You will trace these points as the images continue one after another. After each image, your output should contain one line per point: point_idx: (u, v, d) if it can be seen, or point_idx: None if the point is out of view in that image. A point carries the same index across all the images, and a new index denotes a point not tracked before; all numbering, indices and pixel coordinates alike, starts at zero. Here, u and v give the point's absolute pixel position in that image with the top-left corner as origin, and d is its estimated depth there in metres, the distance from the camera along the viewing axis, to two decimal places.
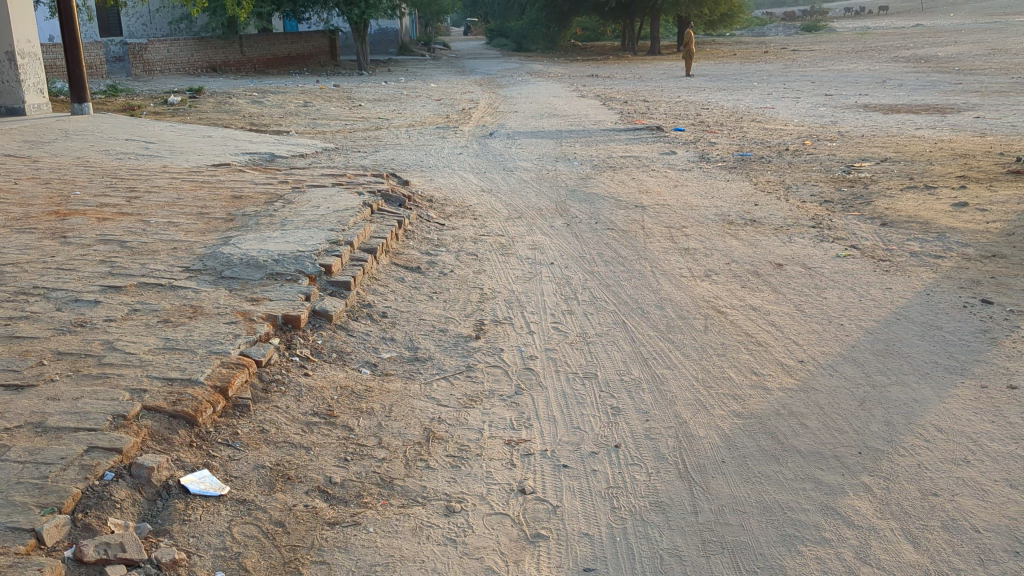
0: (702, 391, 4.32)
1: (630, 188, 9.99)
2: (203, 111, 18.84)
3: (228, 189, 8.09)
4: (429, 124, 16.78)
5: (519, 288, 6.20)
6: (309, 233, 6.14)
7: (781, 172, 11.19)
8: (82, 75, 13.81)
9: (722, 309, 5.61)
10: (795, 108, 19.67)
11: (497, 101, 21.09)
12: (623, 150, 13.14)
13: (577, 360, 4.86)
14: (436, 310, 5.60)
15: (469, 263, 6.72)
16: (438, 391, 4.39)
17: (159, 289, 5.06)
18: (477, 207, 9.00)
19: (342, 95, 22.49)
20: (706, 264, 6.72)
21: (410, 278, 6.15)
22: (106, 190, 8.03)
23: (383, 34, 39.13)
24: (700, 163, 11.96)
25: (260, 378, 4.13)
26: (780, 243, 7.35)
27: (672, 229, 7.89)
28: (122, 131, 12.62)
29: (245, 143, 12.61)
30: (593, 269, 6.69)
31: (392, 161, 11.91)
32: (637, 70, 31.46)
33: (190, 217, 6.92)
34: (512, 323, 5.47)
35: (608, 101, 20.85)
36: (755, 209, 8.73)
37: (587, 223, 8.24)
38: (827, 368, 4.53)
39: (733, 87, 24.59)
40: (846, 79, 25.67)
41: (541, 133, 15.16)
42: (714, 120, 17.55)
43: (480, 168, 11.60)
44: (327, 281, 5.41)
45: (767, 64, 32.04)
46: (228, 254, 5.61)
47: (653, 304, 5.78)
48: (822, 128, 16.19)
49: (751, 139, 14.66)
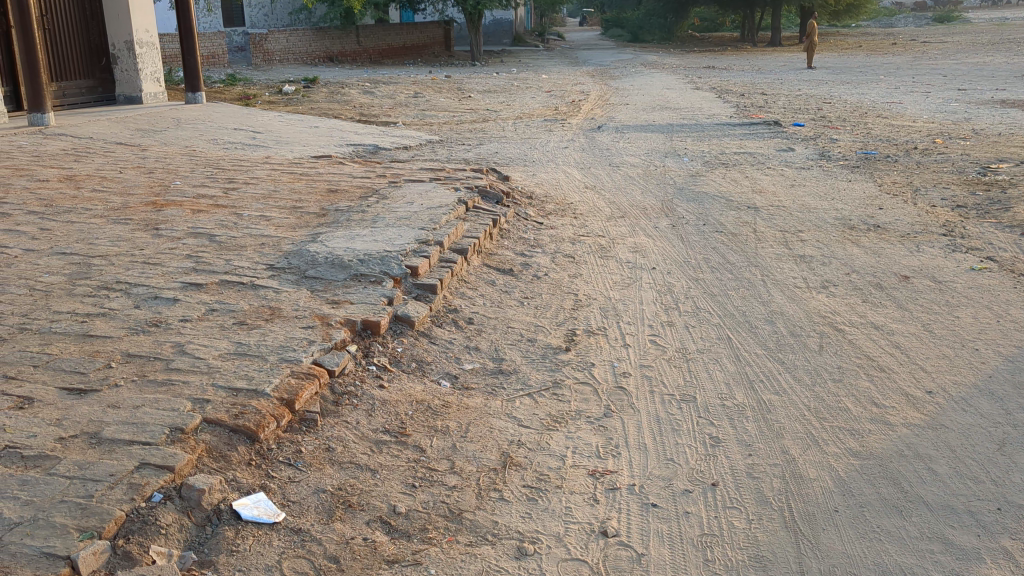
0: (813, 423, 3.87)
1: (743, 187, 9.45)
2: (315, 101, 18.98)
3: (324, 182, 7.96)
4: (536, 117, 16.49)
5: (617, 295, 5.82)
6: (399, 231, 5.90)
7: (910, 172, 10.45)
8: (196, 63, 14.01)
9: (839, 327, 5.11)
10: (925, 103, 18.59)
11: (608, 92, 20.62)
12: (737, 146, 12.55)
13: (675, 379, 4.46)
14: (526, 317, 5.27)
15: (565, 266, 6.38)
16: (520, 410, 4.07)
17: (240, 288, 4.89)
18: (579, 204, 8.64)
19: (453, 86, 22.40)
20: (822, 274, 6.19)
21: (501, 282, 5.84)
22: (205, 181, 8.00)
23: (497, 24, 39.05)
24: (821, 161, 11.29)
25: (331, 390, 3.88)
26: (906, 252, 6.75)
27: (787, 233, 7.37)
28: (232, 121, 12.73)
29: (351, 134, 12.57)
30: (698, 276, 6.25)
31: (496, 155, 11.65)
32: (756, 61, 30.44)
33: (282, 211, 6.78)
34: (606, 334, 5.10)
35: (723, 94, 20.12)
36: (879, 213, 8.11)
37: (694, 224, 7.78)
38: (959, 401, 4.01)
39: (857, 81, 23.45)
40: (982, 73, 24.17)
41: (652, 126, 14.67)
42: (836, 115, 16.69)
43: (586, 162, 11.22)
44: (412, 283, 5.15)
45: (896, 56, 30.55)
46: (313, 252, 5.41)
47: (762, 318, 5.32)
48: (955, 126, 15.17)
49: (876, 135, 13.84)
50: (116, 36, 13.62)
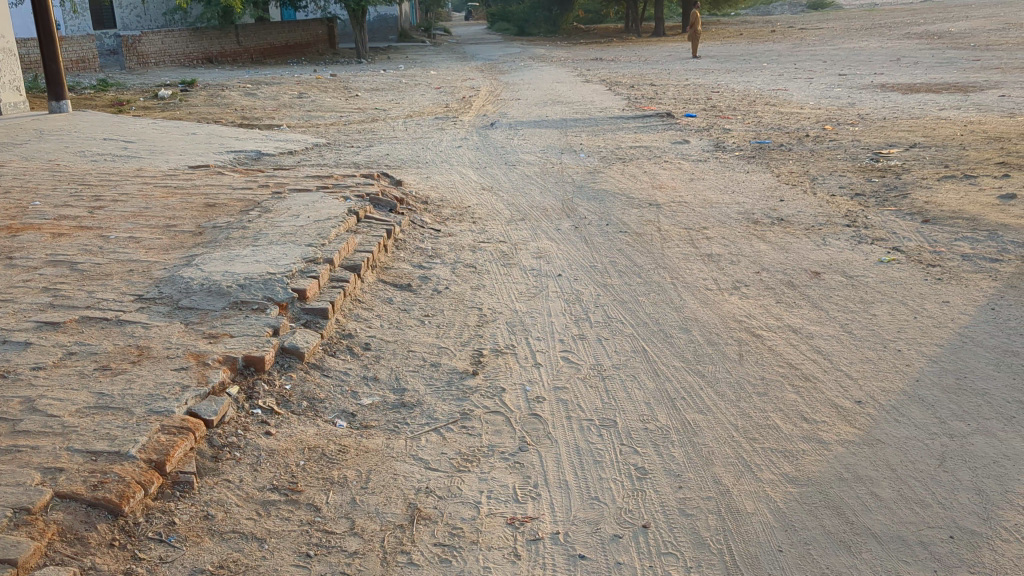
0: (743, 446, 3.60)
1: (643, 182, 9.25)
2: (194, 105, 18.07)
3: (202, 195, 7.36)
4: (427, 115, 16.04)
5: (522, 307, 5.47)
6: (284, 249, 5.40)
7: (804, 160, 10.44)
8: (59, 69, 13.05)
9: (757, 332, 4.88)
10: (809, 89, 18.89)
11: (499, 88, 20.30)
12: (632, 139, 12.39)
13: (592, 401, 4.13)
14: (427, 338, 4.87)
15: (466, 277, 6.00)
16: (426, 449, 3.68)
17: (104, 325, 4.33)
18: (477, 207, 8.26)
19: (339, 85, 21.72)
20: (733, 274, 5.98)
21: (398, 299, 5.42)
22: (69, 199, 7.30)
23: (382, 20, 38.34)
24: (717, 152, 11.19)
25: (210, 444, 3.41)
26: (813, 245, 6.61)
27: (692, 230, 7.16)
28: (101, 130, 11.89)
29: (232, 140, 11.90)
30: (606, 281, 5.96)
31: (387, 157, 11.18)
32: (643, 52, 30.64)
33: (154, 231, 6.18)
34: (515, 353, 4.74)
35: (613, 86, 20.05)
36: (781, 205, 7.99)
37: (597, 225, 7.51)
38: (892, 412, 3.81)
39: (741, 69, 23.75)
40: (858, 58, 24.81)
41: (545, 121, 14.41)
42: (726, 104, 16.76)
43: (480, 162, 10.86)
44: (300, 308, 4.68)
45: (776, 43, 31.18)
46: (188, 279, 4.88)
47: (677, 325, 5.05)
48: (841, 111, 15.39)
49: (767, 124, 13.90)
50: None
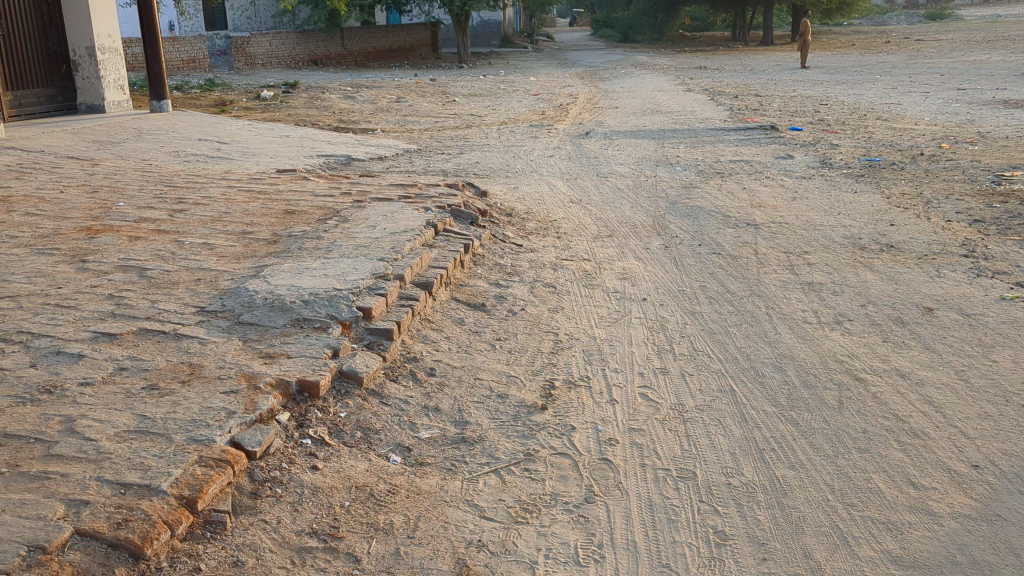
0: (839, 513, 3.19)
1: (741, 200, 8.76)
2: (294, 107, 18.22)
3: (283, 201, 7.23)
4: (522, 122, 15.79)
5: (602, 334, 5.12)
6: (355, 262, 5.18)
7: (917, 181, 9.80)
8: (161, 70, 13.25)
9: (859, 375, 4.43)
10: (924, 103, 17.98)
11: (597, 95, 19.91)
12: (732, 153, 11.88)
13: (670, 447, 3.77)
14: (497, 365, 4.57)
15: (545, 298, 5.68)
16: (482, 493, 3.37)
17: (160, 339, 4.15)
18: (563, 221, 7.94)
19: (437, 90, 21.69)
20: (834, 306, 5.51)
21: (470, 320, 5.13)
22: (153, 201, 7.25)
23: (485, 26, 38.38)
24: (822, 169, 10.61)
25: (250, 479, 3.17)
26: (925, 277, 6.07)
27: (791, 255, 6.70)
28: (198, 130, 11.99)
29: (323, 143, 11.86)
30: (694, 308, 5.56)
31: (476, 165, 10.94)
32: (749, 61, 29.84)
33: (229, 238, 6.04)
34: (590, 386, 4.39)
35: (716, 95, 19.46)
36: (890, 230, 7.44)
37: (688, 245, 7.10)
38: (1014, 481, 3.35)
39: (852, 81, 22.82)
40: (979, 71, 23.57)
41: (642, 131, 13.99)
42: (834, 118, 16.02)
43: (571, 172, 10.54)
44: (364, 328, 4.43)
45: (891, 55, 29.98)
46: (252, 292, 4.68)
47: (770, 362, 4.64)
48: (958, 129, 14.53)
49: (878, 140, 13.20)
50: (77, 42, 12.84)
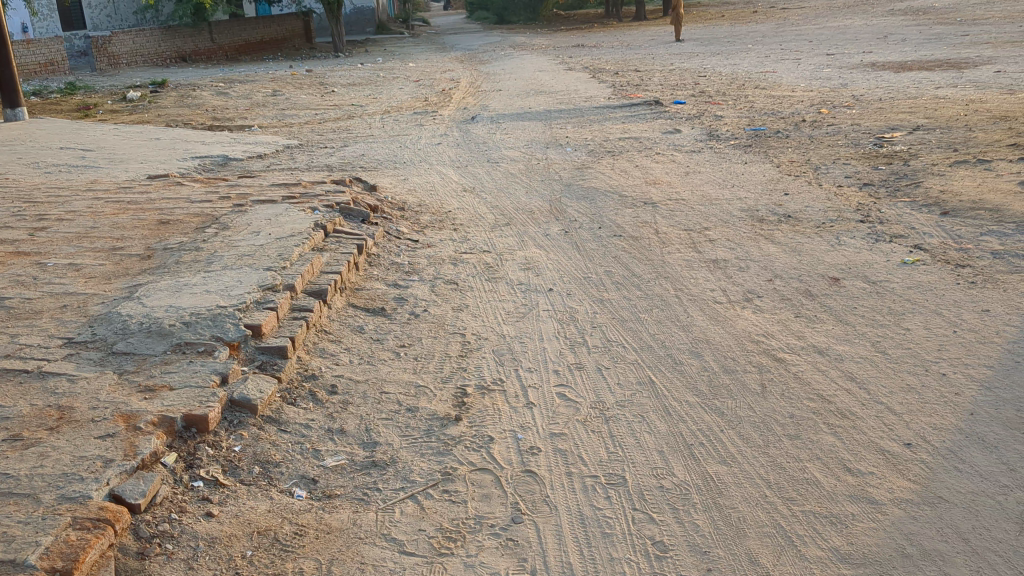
0: (779, 511, 3.04)
1: (635, 178, 8.64)
2: (163, 107, 17.33)
3: (157, 211, 6.72)
4: (405, 110, 15.40)
5: (511, 331, 4.86)
6: (239, 274, 4.78)
7: (804, 148, 9.86)
8: (12, 76, 12.34)
9: (778, 356, 4.30)
10: (798, 70, 18.32)
11: (479, 79, 19.61)
12: (620, 130, 11.78)
13: (595, 450, 3.54)
14: (403, 375, 4.26)
15: (447, 297, 5.39)
16: (400, 525, 3.07)
17: (23, 379, 3.70)
18: (458, 212, 7.65)
19: (314, 81, 21.02)
20: (742, 283, 5.39)
21: (370, 328, 4.80)
22: (10, 219, 6.64)
23: (359, 13, 37.57)
24: (710, 142, 10.60)
25: (136, 537, 2.81)
26: (827, 246, 6.03)
27: (693, 232, 6.58)
28: (59, 138, 11.21)
29: (196, 144, 11.25)
30: (602, 296, 5.36)
31: (362, 157, 10.54)
32: (626, 37, 30.01)
33: (98, 256, 5.54)
34: (504, 390, 4.13)
35: (597, 73, 19.42)
36: (785, 199, 7.41)
37: (588, 228, 6.91)
38: (949, 457, 3.27)
39: (727, 52, 23.13)
40: (845, 36, 24.23)
41: (528, 113, 13.78)
42: (715, 89, 16.14)
43: (461, 160, 10.24)
44: (254, 347, 4.06)
45: (760, 24, 30.61)
46: (126, 316, 4.25)
47: (686, 349, 4.47)
48: (834, 93, 14.81)
49: (760, 109, 13.33)
50: None
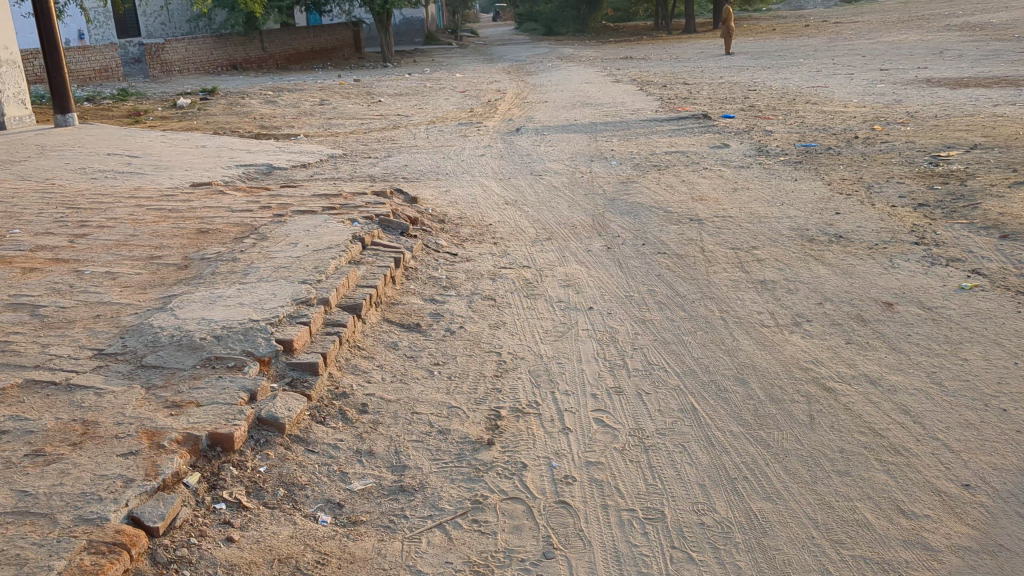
0: (828, 555, 2.88)
1: (681, 194, 8.46)
2: (212, 115, 17.47)
3: (197, 219, 6.68)
4: (450, 120, 15.35)
5: (549, 351, 4.73)
6: (273, 286, 4.70)
7: (856, 166, 9.61)
8: (64, 82, 12.49)
9: (828, 384, 4.11)
10: (851, 86, 17.97)
11: (526, 90, 19.53)
12: (667, 144, 11.59)
13: (633, 482, 3.39)
14: (436, 395, 4.14)
15: (485, 313, 5.27)
16: (426, 556, 2.95)
17: (51, 391, 3.64)
18: (499, 225, 7.53)
19: (361, 90, 21.09)
20: (790, 306, 5.20)
21: (404, 344, 4.69)
22: (53, 225, 6.65)
23: (408, 24, 37.77)
24: (759, 158, 10.37)
25: (153, 561, 2.71)
26: (879, 268, 5.81)
27: (740, 251, 6.39)
28: (107, 144, 11.30)
29: (241, 152, 11.28)
30: (644, 317, 5.20)
31: (405, 168, 10.48)
32: (675, 49, 29.76)
33: (135, 265, 5.50)
34: (540, 413, 4.00)
35: (644, 85, 19.25)
36: (837, 219, 7.18)
37: (632, 245, 6.75)
38: (1011, 502, 3.08)
39: (777, 66, 22.81)
40: (899, 51, 23.79)
41: (574, 125, 13.65)
42: (765, 104, 15.89)
43: (504, 172, 10.12)
44: (285, 364, 3.97)
45: (812, 38, 30.18)
46: (157, 328, 4.18)
47: (730, 375, 4.29)
48: (888, 109, 14.47)
49: (811, 125, 13.06)
50: None
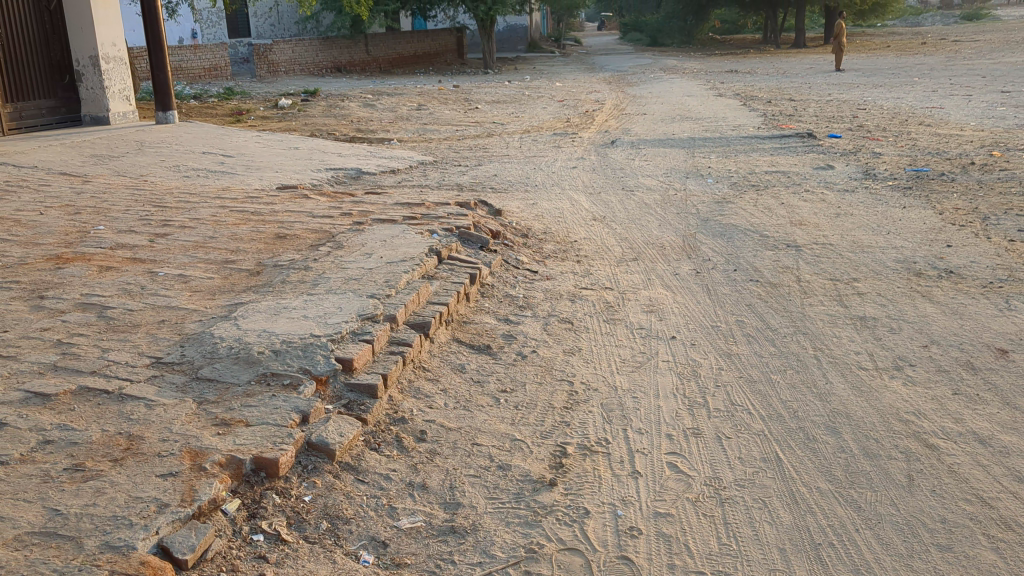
0: None
1: (778, 217, 8.04)
2: (311, 117, 17.66)
3: (277, 224, 6.61)
4: (545, 130, 15.14)
5: (625, 383, 4.43)
6: (341, 300, 4.53)
7: (971, 194, 9.03)
8: (167, 80, 12.75)
9: (930, 441, 3.72)
10: (968, 107, 17.11)
11: (625, 101, 19.20)
12: (768, 163, 11.13)
13: (706, 539, 3.09)
14: (500, 426, 3.89)
15: (561, 337, 5.01)
16: None
17: (101, 401, 3.53)
18: (585, 242, 7.27)
19: (459, 97, 21.07)
20: (892, 348, 4.79)
21: (472, 367, 4.46)
22: (137, 224, 6.66)
23: (511, 31, 37.77)
24: (866, 181, 9.85)
25: None
26: (993, 310, 5.34)
27: (838, 282, 5.99)
28: (203, 143, 11.44)
29: (333, 155, 11.28)
30: (730, 350, 4.86)
31: (494, 178, 10.30)
32: (781, 64, 28.97)
33: (209, 268, 5.43)
34: (609, 453, 3.71)
35: (748, 100, 18.70)
36: (947, 252, 6.69)
37: (723, 270, 6.40)
38: None
39: (890, 84, 21.94)
40: (1022, 73, 22.61)
41: (671, 140, 13.27)
42: (874, 124, 15.22)
43: (596, 186, 9.85)
44: (343, 384, 3.78)
45: (928, 56, 29.00)
46: (218, 338, 4.05)
47: (821, 423, 3.93)
48: (1008, 134, 13.68)
49: (923, 148, 12.41)
50: (80, 51, 12.38)
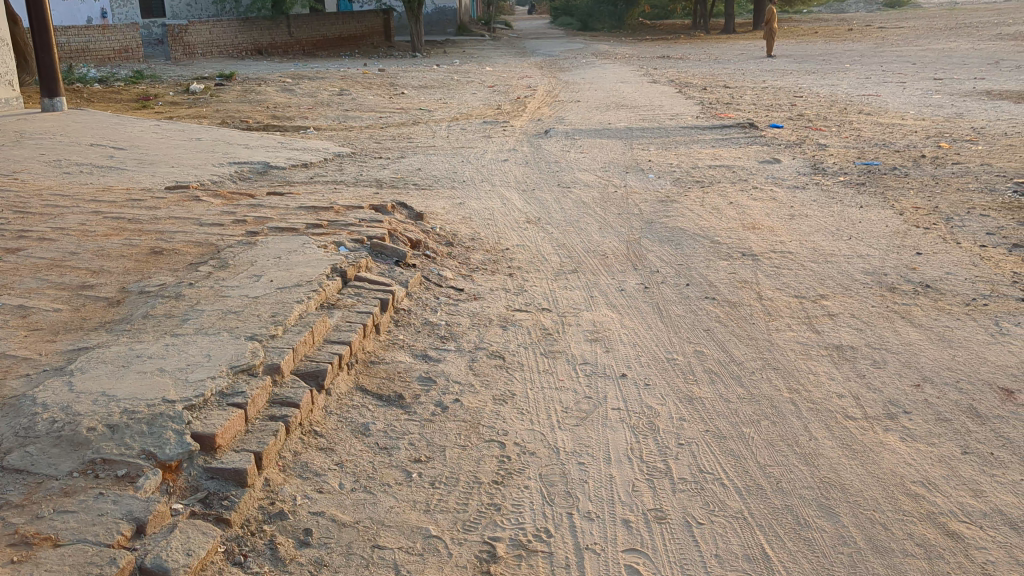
0: None
1: (729, 219, 7.30)
2: (224, 102, 16.46)
3: (155, 234, 5.61)
4: (474, 118, 14.26)
5: (566, 442, 3.60)
6: (212, 345, 3.60)
7: (929, 191, 8.42)
8: (53, 62, 11.51)
9: (951, 527, 2.99)
10: (906, 95, 16.69)
11: (557, 87, 18.40)
12: (710, 155, 10.44)
13: None
14: (410, 515, 3.03)
15: (489, 378, 4.16)
16: None
17: None
18: (518, 250, 6.43)
19: (384, 81, 20.02)
20: (880, 389, 4.05)
21: (377, 428, 3.58)
22: None
23: (440, 13, 36.64)
24: (815, 177, 9.17)
25: None
26: (986, 336, 4.65)
27: (805, 300, 5.25)
28: (92, 133, 10.28)
29: (239, 147, 10.23)
30: (692, 393, 4.06)
31: (418, 173, 9.38)
32: (714, 49, 28.48)
33: (60, 296, 4.44)
34: (552, 552, 2.89)
35: (683, 87, 18.05)
36: (919, 262, 6.00)
37: (674, 285, 5.61)
38: None
39: (823, 70, 21.52)
40: (953, 59, 22.40)
41: (607, 129, 12.48)
42: (815, 112, 14.66)
43: (528, 181, 9.02)
44: (201, 469, 2.88)
45: (858, 43, 28.78)
46: (38, 403, 3.09)
47: (812, 499, 3.16)
48: (950, 124, 13.20)
49: (869, 138, 11.83)
50: None
